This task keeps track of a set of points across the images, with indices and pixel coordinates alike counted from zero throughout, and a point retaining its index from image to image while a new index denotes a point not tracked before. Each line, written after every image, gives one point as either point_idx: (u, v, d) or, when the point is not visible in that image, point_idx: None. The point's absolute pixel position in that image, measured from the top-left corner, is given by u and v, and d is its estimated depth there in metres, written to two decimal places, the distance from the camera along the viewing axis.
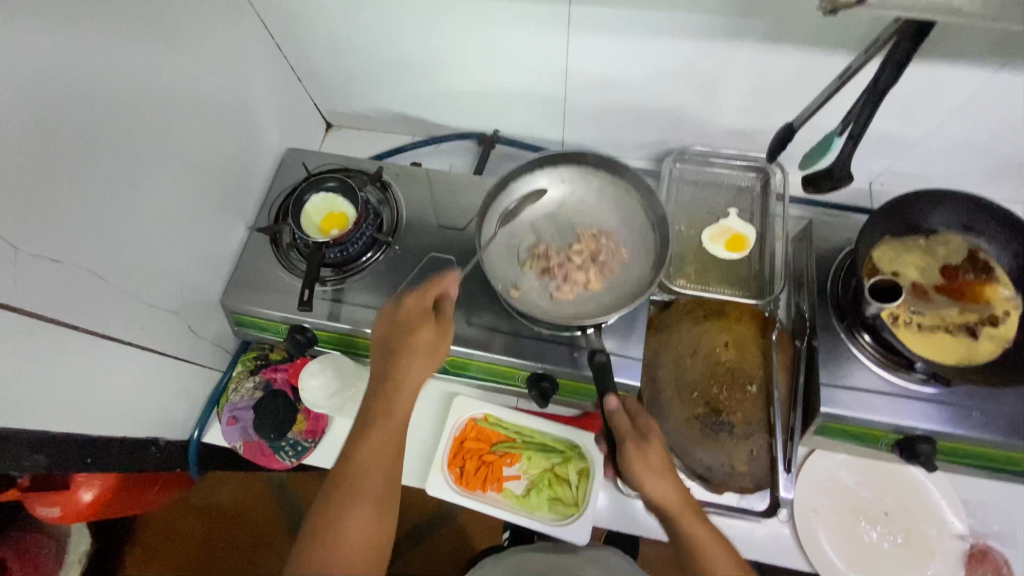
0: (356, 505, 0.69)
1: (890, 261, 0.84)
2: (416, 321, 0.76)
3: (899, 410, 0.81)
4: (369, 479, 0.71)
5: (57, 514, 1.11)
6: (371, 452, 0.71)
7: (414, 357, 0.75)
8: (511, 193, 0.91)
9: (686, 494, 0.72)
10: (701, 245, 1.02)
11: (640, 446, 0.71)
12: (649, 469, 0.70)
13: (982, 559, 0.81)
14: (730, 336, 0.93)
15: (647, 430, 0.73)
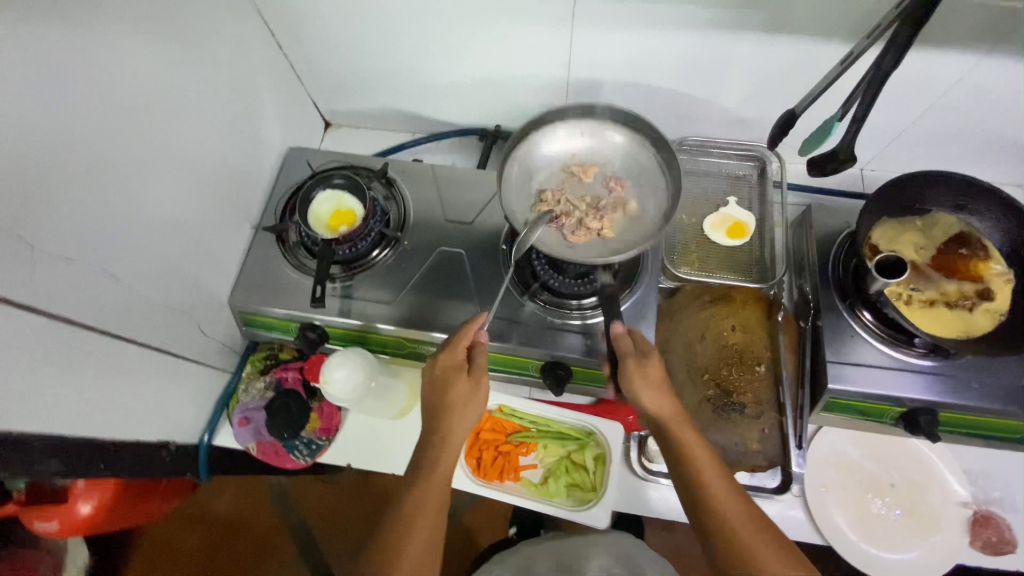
0: (406, 545, 0.72)
1: (889, 240, 0.88)
2: (456, 375, 0.76)
3: (903, 384, 0.84)
4: (418, 520, 0.73)
5: (55, 528, 1.08)
6: (420, 503, 0.74)
7: (454, 410, 0.75)
8: (536, 141, 0.88)
9: (683, 409, 0.72)
10: (703, 233, 1.04)
11: (641, 362, 0.72)
12: (646, 380, 0.71)
13: (985, 524, 0.85)
14: (737, 319, 0.96)
15: (645, 352, 0.74)
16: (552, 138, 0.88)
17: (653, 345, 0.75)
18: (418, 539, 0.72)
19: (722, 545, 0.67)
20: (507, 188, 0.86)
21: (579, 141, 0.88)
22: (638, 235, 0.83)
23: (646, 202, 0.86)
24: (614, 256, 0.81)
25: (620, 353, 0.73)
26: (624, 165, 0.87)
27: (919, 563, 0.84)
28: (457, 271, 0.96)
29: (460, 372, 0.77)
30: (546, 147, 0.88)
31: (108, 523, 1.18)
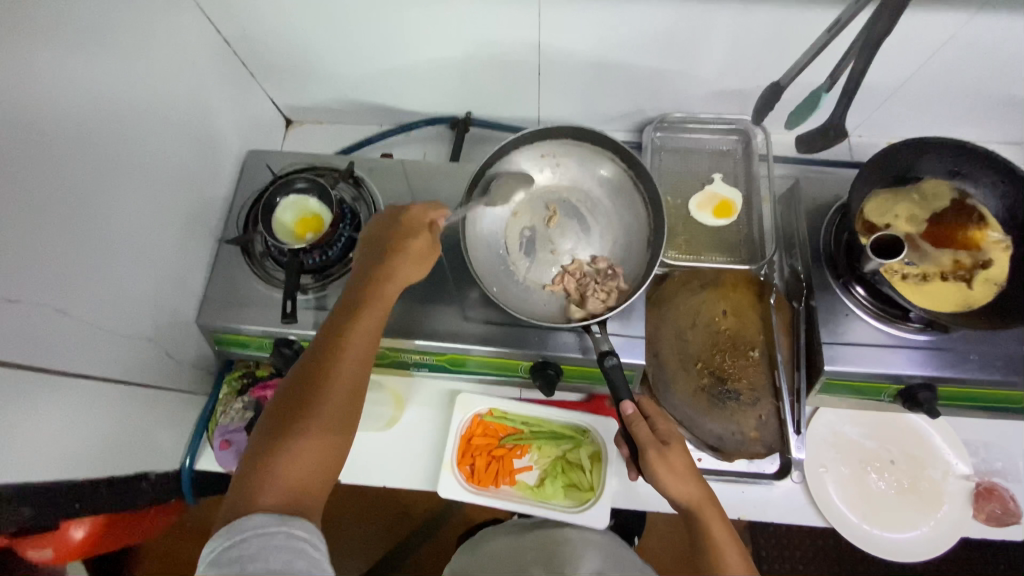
0: (323, 391, 0.63)
1: (881, 213, 0.84)
2: (412, 227, 0.75)
3: (899, 360, 0.81)
4: (336, 366, 0.65)
5: (50, 556, 1.00)
6: (353, 349, 0.67)
7: (405, 261, 0.73)
8: (498, 178, 0.88)
9: (709, 491, 0.71)
10: (689, 214, 1.00)
11: (662, 450, 0.70)
12: (672, 471, 0.69)
13: (989, 496, 0.84)
14: (728, 303, 0.92)
15: (665, 436, 0.72)
16: (515, 174, 0.88)
17: (671, 425, 0.74)
18: (343, 374, 0.65)
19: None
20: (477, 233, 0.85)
21: (547, 172, 0.89)
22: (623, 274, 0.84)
23: (625, 229, 0.87)
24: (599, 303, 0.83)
25: (638, 436, 0.71)
26: (594, 193, 0.88)
27: (923, 540, 0.83)
28: None
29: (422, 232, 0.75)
30: (507, 185, 0.88)
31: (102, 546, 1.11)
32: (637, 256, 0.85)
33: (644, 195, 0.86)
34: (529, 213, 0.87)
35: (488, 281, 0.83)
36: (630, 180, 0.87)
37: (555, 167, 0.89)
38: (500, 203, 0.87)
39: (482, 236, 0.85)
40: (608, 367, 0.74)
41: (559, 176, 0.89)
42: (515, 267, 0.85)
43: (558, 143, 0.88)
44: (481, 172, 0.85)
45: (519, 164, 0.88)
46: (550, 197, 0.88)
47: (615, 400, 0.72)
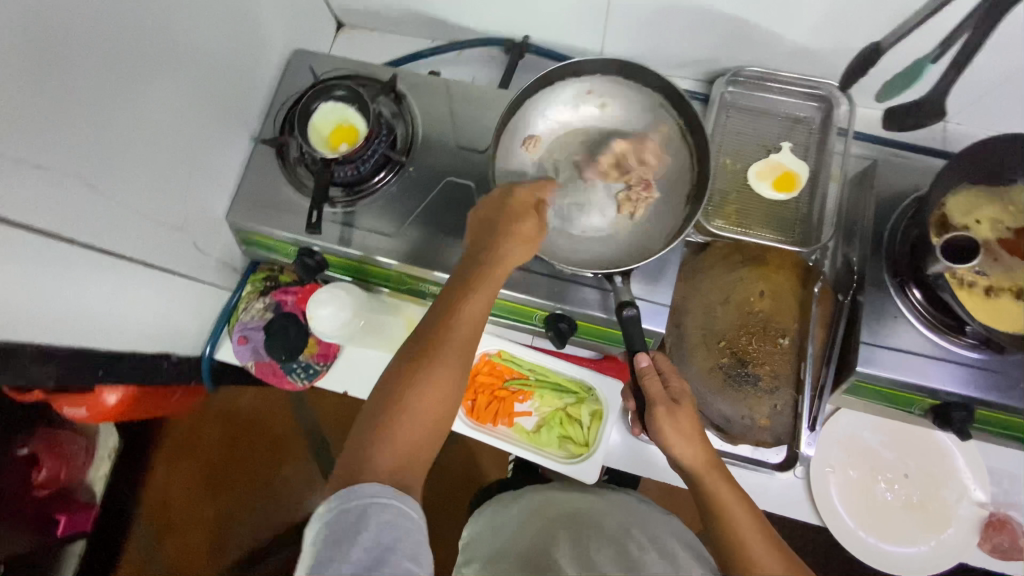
0: (429, 380, 0.62)
1: (963, 212, 0.75)
2: (521, 209, 0.69)
3: (941, 374, 0.76)
4: (447, 350, 0.64)
5: (84, 414, 1.09)
6: (462, 330, 0.65)
7: (513, 243, 0.68)
8: (536, 108, 0.82)
9: (713, 455, 0.68)
10: (747, 182, 0.93)
11: (669, 408, 0.67)
12: (677, 429, 0.67)
13: (1000, 528, 0.80)
14: (768, 285, 0.86)
15: (677, 394, 0.69)
16: (554, 107, 0.82)
17: (684, 384, 0.71)
18: (453, 354, 0.63)
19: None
20: (505, 167, 0.80)
21: (591, 111, 0.83)
22: (658, 228, 0.79)
23: (668, 179, 0.81)
24: (629, 255, 0.78)
25: (648, 394, 0.69)
26: (639, 137, 0.82)
27: (918, 557, 0.81)
28: (463, 204, 0.89)
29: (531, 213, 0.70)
30: (545, 118, 0.82)
31: (131, 411, 1.18)
32: (674, 208, 0.79)
33: (691, 148, 0.80)
34: (564, 150, 0.82)
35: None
36: (681, 134, 0.81)
37: (602, 107, 0.83)
38: (535, 138, 0.82)
39: (511, 171, 0.81)
40: (626, 320, 0.71)
41: (601, 116, 0.82)
42: (545, 207, 0.80)
43: (604, 79, 0.82)
44: (519, 100, 0.79)
45: (561, 98, 0.82)
46: (588, 136, 0.83)
47: (630, 352, 0.71)
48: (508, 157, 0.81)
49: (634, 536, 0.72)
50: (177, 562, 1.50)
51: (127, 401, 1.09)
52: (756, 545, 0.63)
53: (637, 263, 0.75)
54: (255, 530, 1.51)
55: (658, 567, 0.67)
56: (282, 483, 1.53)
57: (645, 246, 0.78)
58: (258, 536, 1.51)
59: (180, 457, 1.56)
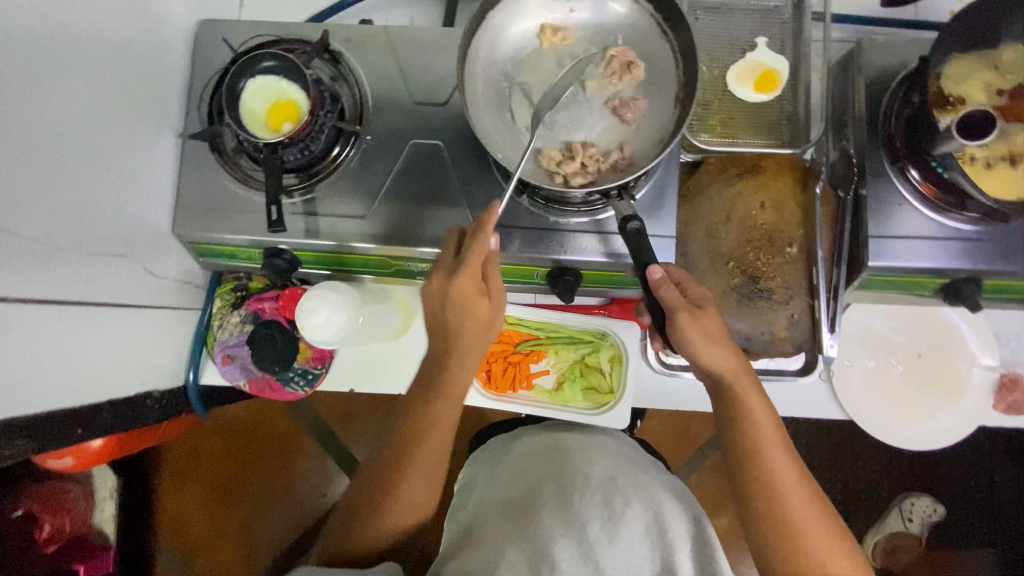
0: (416, 462, 0.71)
1: (957, 83, 0.73)
2: (465, 296, 0.66)
3: (949, 253, 0.76)
4: (435, 430, 0.71)
5: (71, 464, 1.01)
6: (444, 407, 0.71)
7: (466, 326, 0.68)
8: (499, 25, 0.76)
9: (743, 362, 0.69)
10: (726, 88, 0.89)
11: (695, 317, 0.67)
12: (704, 334, 0.66)
13: (1012, 386, 0.83)
14: (767, 195, 0.82)
15: (698, 300, 0.69)
16: (519, 21, 0.76)
17: (703, 290, 0.70)
18: (430, 460, 0.71)
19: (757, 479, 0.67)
20: (476, 92, 0.75)
21: (560, 19, 0.77)
22: (651, 135, 0.75)
23: (654, 84, 0.76)
24: (627, 168, 0.73)
25: (671, 304, 0.67)
26: (615, 41, 0.76)
27: (942, 430, 0.84)
28: (435, 167, 0.80)
29: (479, 293, 0.68)
30: (510, 33, 0.77)
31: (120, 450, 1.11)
32: (663, 115, 0.75)
33: (673, 44, 0.75)
34: (538, 66, 0.76)
35: (496, 151, 0.74)
36: (660, 33, 0.76)
37: (570, 13, 0.77)
38: (503, 57, 0.76)
39: (482, 96, 0.75)
40: (631, 234, 0.67)
41: (571, 26, 0.77)
42: (523, 129, 0.75)
43: None
44: (479, 16, 0.74)
45: (522, 8, 0.76)
46: (563, 46, 0.76)
47: (643, 265, 0.67)
48: (477, 81, 0.75)
49: (618, 488, 0.73)
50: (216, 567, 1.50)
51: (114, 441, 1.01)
52: (772, 455, 0.67)
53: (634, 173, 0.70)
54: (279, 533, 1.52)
55: (640, 522, 0.70)
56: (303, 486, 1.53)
57: (641, 154, 0.74)
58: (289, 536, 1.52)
59: (188, 472, 1.51)
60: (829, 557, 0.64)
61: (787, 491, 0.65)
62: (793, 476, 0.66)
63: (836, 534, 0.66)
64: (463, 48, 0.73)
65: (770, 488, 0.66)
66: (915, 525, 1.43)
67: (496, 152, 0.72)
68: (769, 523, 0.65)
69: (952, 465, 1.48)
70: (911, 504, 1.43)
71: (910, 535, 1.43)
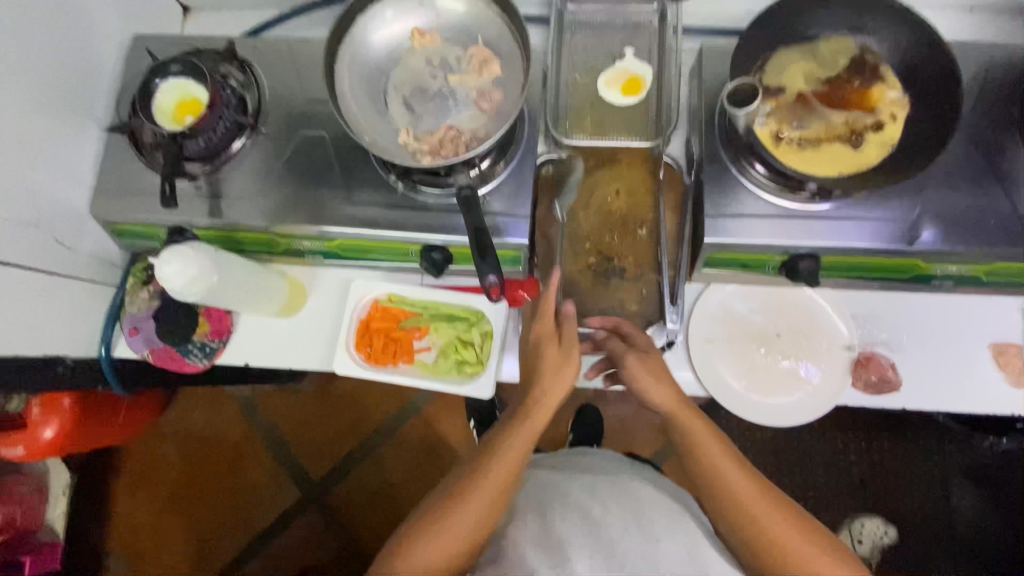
0: (480, 480, 0.71)
1: (777, 73, 0.81)
2: (543, 339, 0.78)
3: (785, 230, 0.79)
4: (508, 459, 0.72)
5: (22, 453, 1.06)
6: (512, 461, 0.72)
7: (547, 376, 0.77)
8: (370, 27, 0.85)
9: (684, 396, 0.76)
10: (596, 91, 0.95)
11: (640, 358, 0.78)
12: (649, 372, 0.76)
13: (867, 364, 0.85)
14: (621, 183, 0.91)
15: (644, 347, 0.80)
16: (386, 25, 0.85)
17: (649, 340, 0.82)
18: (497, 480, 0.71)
19: (730, 510, 0.69)
20: (346, 85, 0.83)
21: (426, 23, 0.86)
22: (502, 119, 0.81)
23: (508, 77, 0.83)
24: (477, 147, 0.80)
25: (618, 353, 0.80)
26: (477, 41, 0.85)
27: (797, 407, 0.85)
28: (319, 154, 0.90)
29: (550, 342, 0.79)
30: (379, 34, 0.85)
31: (82, 442, 1.16)
32: (511, 103, 0.82)
33: (517, 38, 0.83)
34: (407, 64, 0.85)
35: (363, 132, 0.82)
36: (509, 31, 0.84)
37: (435, 18, 0.86)
38: (375, 57, 0.85)
39: (352, 89, 0.83)
40: (464, 198, 0.75)
41: (438, 29, 0.86)
42: (391, 116, 0.83)
43: None
44: (348, 18, 0.84)
45: (387, 14, 0.85)
46: (432, 47, 0.85)
47: (469, 221, 0.74)
48: (348, 79, 0.84)
49: (597, 496, 0.80)
50: (162, 574, 1.52)
51: (67, 431, 1.09)
52: (729, 470, 0.70)
53: (476, 149, 0.77)
54: (232, 551, 1.54)
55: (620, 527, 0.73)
56: (250, 489, 1.57)
57: (489, 134, 0.81)
58: (238, 540, 1.54)
59: (144, 484, 1.57)
60: (817, 559, 0.65)
61: (751, 502, 0.68)
62: (758, 492, 0.68)
63: (821, 540, 0.66)
64: (331, 47, 0.83)
65: (736, 503, 0.68)
66: (864, 547, 1.35)
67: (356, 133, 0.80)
68: (758, 548, 0.66)
69: (908, 486, 1.40)
70: (860, 524, 1.36)
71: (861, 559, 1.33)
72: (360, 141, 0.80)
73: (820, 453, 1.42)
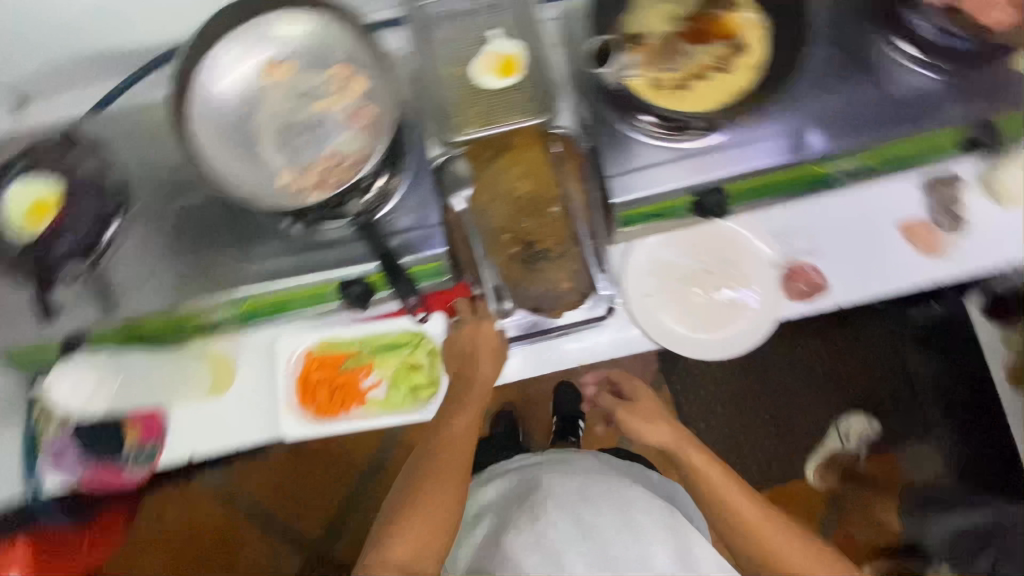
0: (436, 449, 0.77)
1: (636, 23, 0.81)
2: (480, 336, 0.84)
3: (685, 171, 0.81)
4: (455, 423, 0.79)
5: None
6: (455, 426, 0.79)
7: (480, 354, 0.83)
8: (214, 74, 0.79)
9: (681, 432, 0.81)
10: (472, 83, 0.88)
11: (629, 409, 0.86)
12: (640, 417, 0.84)
13: (797, 274, 0.88)
14: (523, 166, 0.88)
15: (631, 396, 0.90)
16: (231, 69, 0.80)
17: (633, 387, 0.92)
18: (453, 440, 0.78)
19: (732, 532, 0.72)
20: (208, 142, 0.77)
21: (274, 54, 0.80)
22: (377, 134, 0.76)
23: (374, 88, 0.78)
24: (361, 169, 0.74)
25: (611, 407, 0.88)
26: (330, 61, 0.80)
27: (744, 334, 0.88)
28: (203, 219, 0.84)
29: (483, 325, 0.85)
30: (226, 81, 0.79)
31: None
32: (385, 113, 0.77)
33: (370, 47, 0.78)
34: (268, 103, 0.80)
35: (238, 185, 0.76)
36: (359, 40, 0.79)
37: (282, 47, 0.80)
38: (228, 104, 0.79)
39: (215, 143, 0.78)
40: (363, 228, 0.80)
41: (287, 58, 0.80)
42: (264, 160, 0.78)
43: (268, 22, 0.80)
44: (184, 70, 0.77)
45: (228, 57, 0.80)
46: (288, 79, 0.81)
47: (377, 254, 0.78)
48: (205, 134, 0.78)
49: (583, 498, 0.86)
50: None
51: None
52: (727, 493, 0.74)
53: (362, 169, 0.74)
54: None
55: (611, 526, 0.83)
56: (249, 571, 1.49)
57: (367, 154, 0.75)
58: None
59: None
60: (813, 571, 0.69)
61: (751, 522, 0.72)
62: (754, 509, 0.73)
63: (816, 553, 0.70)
64: (175, 106, 0.77)
65: (736, 525, 0.72)
66: (851, 443, 1.46)
67: (231, 188, 0.75)
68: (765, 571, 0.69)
69: (870, 370, 1.48)
70: (846, 425, 1.46)
71: (848, 454, 1.45)
72: (237, 196, 0.74)
73: (785, 365, 1.48)
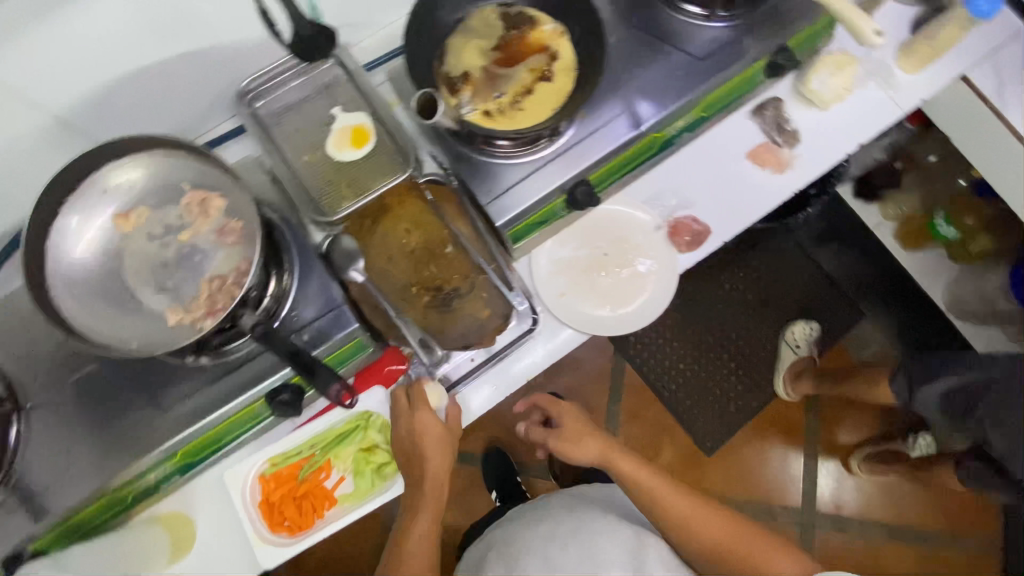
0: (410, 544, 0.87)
1: (456, 64, 0.88)
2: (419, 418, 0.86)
3: (550, 175, 0.86)
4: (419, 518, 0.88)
5: None
6: (419, 526, 0.87)
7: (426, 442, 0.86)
8: (67, 244, 0.77)
9: (604, 443, 1.02)
10: (333, 160, 0.89)
11: (559, 435, 1.03)
12: (569, 439, 1.02)
13: (678, 229, 0.96)
14: (405, 220, 0.89)
15: (559, 424, 1.05)
16: (83, 232, 0.78)
17: (559, 413, 1.06)
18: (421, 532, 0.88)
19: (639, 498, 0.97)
20: (85, 311, 0.75)
21: (121, 203, 0.79)
22: (250, 240, 0.77)
23: (232, 200, 0.79)
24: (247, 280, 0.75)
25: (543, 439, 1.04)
26: (180, 190, 0.80)
27: (654, 296, 0.96)
28: (104, 388, 0.80)
29: (420, 413, 0.87)
30: (83, 246, 0.78)
31: None
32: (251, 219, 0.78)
33: (216, 164, 0.80)
34: (132, 252, 0.79)
35: (129, 341, 0.74)
36: (204, 161, 0.80)
37: (128, 193, 0.79)
38: (92, 267, 0.77)
39: (92, 310, 0.75)
40: (263, 335, 0.74)
41: (136, 202, 0.79)
42: (147, 307, 0.76)
43: (103, 173, 0.79)
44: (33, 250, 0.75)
45: (77, 221, 0.78)
46: (144, 221, 0.79)
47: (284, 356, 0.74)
48: (78, 305, 0.75)
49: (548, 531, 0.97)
50: None
51: None
52: (641, 477, 0.97)
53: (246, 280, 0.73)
54: None
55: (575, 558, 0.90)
56: None
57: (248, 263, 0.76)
58: None
59: None
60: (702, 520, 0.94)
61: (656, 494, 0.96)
62: (653, 480, 0.97)
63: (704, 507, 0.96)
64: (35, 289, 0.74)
65: (647, 498, 0.96)
66: (804, 348, 1.52)
67: (122, 347, 0.73)
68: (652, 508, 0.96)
69: (789, 281, 1.60)
70: (791, 332, 1.55)
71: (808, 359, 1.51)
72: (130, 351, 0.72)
73: (717, 305, 1.58)
